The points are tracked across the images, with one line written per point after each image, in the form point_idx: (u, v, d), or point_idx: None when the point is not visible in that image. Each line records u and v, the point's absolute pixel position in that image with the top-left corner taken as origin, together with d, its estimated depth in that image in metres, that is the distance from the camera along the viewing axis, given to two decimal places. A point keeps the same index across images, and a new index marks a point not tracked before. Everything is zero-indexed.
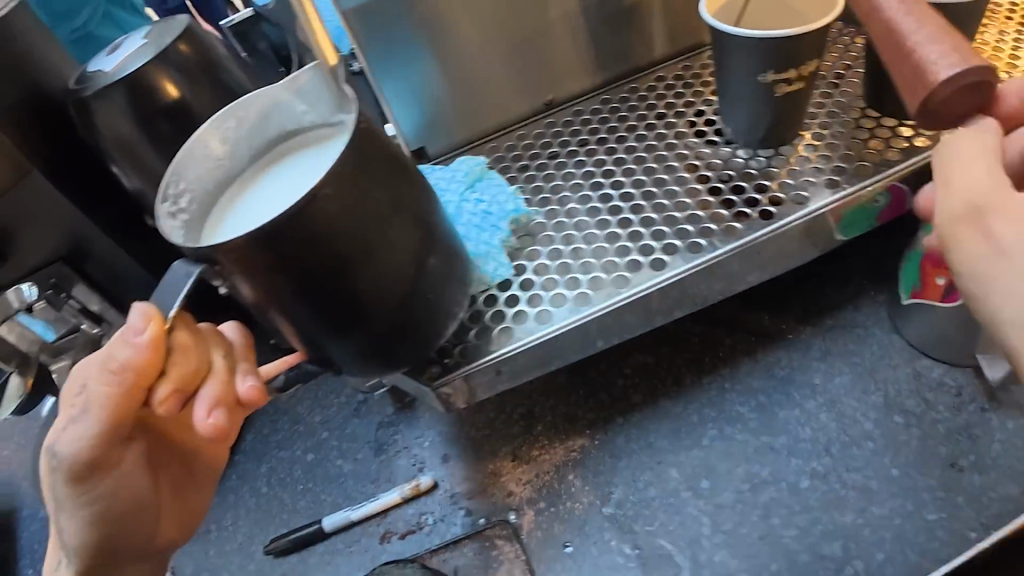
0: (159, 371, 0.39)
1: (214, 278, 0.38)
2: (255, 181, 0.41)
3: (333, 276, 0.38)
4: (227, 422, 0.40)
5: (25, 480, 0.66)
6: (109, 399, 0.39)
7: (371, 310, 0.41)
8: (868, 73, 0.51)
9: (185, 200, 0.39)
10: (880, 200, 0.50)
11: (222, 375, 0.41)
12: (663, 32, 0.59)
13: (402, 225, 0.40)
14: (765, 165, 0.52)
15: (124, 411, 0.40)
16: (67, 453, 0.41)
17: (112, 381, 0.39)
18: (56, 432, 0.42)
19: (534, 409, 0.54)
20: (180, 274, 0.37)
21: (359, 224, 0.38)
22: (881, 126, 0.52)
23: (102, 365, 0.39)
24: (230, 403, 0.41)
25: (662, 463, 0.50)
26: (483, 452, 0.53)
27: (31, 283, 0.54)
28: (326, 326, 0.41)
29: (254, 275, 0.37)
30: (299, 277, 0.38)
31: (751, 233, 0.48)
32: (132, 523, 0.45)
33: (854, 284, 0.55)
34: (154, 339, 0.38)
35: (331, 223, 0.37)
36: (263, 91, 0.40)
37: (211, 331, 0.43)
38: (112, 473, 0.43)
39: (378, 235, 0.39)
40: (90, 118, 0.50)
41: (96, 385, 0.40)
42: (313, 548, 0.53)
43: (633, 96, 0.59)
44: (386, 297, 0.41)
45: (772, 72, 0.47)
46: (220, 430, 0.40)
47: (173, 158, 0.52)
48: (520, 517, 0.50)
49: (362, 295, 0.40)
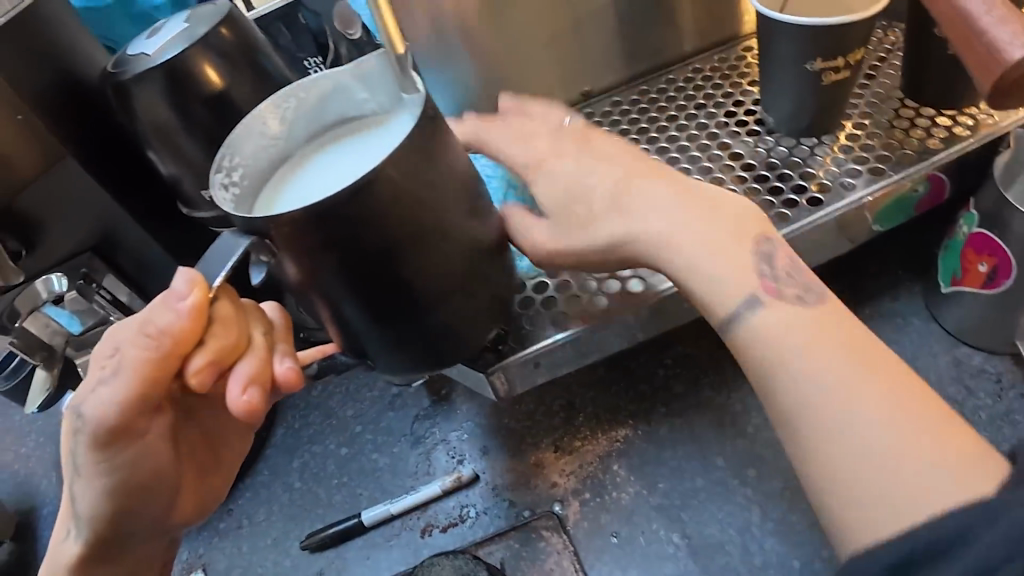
0: (198, 339, 0.38)
1: (262, 252, 0.35)
2: (310, 160, 0.41)
3: (386, 261, 0.36)
4: (261, 402, 0.39)
5: (45, 478, 0.66)
6: (144, 363, 0.37)
7: (416, 308, 0.39)
8: (906, 63, 0.52)
9: (240, 173, 0.39)
10: (919, 188, 0.51)
11: (262, 352, 0.40)
12: (698, 23, 0.60)
13: (460, 222, 0.38)
14: (809, 153, 0.52)
15: (156, 379, 0.38)
16: (92, 417, 0.38)
17: (147, 346, 0.37)
18: (83, 394, 0.39)
19: (575, 400, 0.54)
20: (230, 244, 0.35)
21: (420, 208, 0.35)
22: (920, 115, 0.52)
23: (138, 328, 0.37)
24: (266, 382, 0.40)
25: (707, 452, 0.50)
26: (525, 444, 0.53)
27: (60, 273, 0.54)
28: (373, 317, 0.38)
29: (305, 256, 0.34)
30: (350, 259, 0.35)
31: (800, 220, 0.48)
32: (150, 500, 0.42)
33: (891, 274, 0.55)
34: (197, 306, 0.36)
35: (391, 205, 0.34)
36: (329, 74, 0.40)
37: (252, 305, 0.42)
38: (138, 442, 0.40)
39: (433, 229, 0.36)
40: (129, 102, 0.50)
41: (131, 348, 0.37)
42: (350, 544, 0.52)
43: (670, 87, 0.59)
44: (438, 288, 0.38)
45: (820, 61, 0.47)
46: (252, 409, 0.39)
47: (207, 143, 0.51)
48: (566, 507, 0.49)
49: (412, 284, 0.37)
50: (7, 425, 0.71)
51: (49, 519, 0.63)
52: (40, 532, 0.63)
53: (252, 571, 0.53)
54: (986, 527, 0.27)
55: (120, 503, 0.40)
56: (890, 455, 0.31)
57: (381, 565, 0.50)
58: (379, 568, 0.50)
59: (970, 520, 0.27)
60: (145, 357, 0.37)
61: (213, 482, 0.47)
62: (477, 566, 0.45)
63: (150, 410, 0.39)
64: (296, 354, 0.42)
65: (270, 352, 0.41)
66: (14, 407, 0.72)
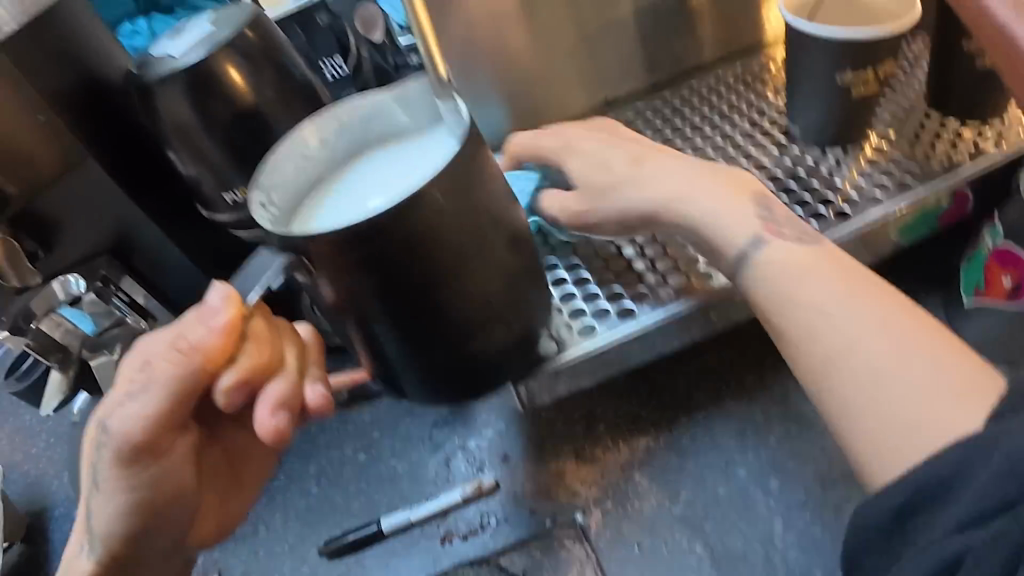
0: (230, 356, 0.38)
1: (299, 270, 0.36)
2: (343, 181, 0.41)
3: (425, 286, 0.36)
4: (287, 426, 0.39)
5: (56, 479, 0.65)
6: (174, 378, 0.38)
7: (450, 333, 0.39)
8: (932, 76, 0.52)
9: (277, 193, 0.39)
10: (944, 203, 0.50)
11: (291, 374, 0.40)
12: (722, 32, 0.60)
13: (494, 249, 0.38)
14: (834, 165, 0.52)
15: (186, 394, 0.38)
16: (118, 428, 0.38)
17: (178, 360, 0.37)
18: (110, 407, 0.39)
19: (595, 409, 0.54)
20: (265, 263, 0.36)
21: (461, 233, 0.36)
22: (946, 128, 0.52)
23: (171, 342, 0.38)
24: (294, 405, 0.40)
25: (730, 462, 0.50)
26: (545, 452, 0.52)
27: (77, 275, 0.54)
28: (409, 339, 0.38)
29: (347, 275, 0.35)
30: (390, 281, 0.35)
31: (829, 232, 0.48)
32: (170, 518, 0.41)
33: (912, 286, 0.55)
34: (230, 322, 0.37)
35: (434, 229, 0.35)
36: (369, 97, 0.41)
37: (285, 325, 0.42)
38: (163, 458, 0.40)
39: (468, 253, 0.37)
40: (152, 102, 0.49)
41: (162, 361, 0.38)
42: (369, 551, 0.52)
43: (694, 96, 0.59)
44: (474, 314, 0.39)
45: (850, 72, 0.47)
46: (278, 433, 0.39)
47: (230, 145, 0.51)
48: (588, 516, 0.49)
49: (449, 310, 0.38)
50: (16, 425, 0.70)
51: (60, 521, 0.63)
52: (50, 533, 0.62)
53: None
54: (983, 459, 0.29)
55: (141, 520, 0.40)
56: (899, 396, 0.33)
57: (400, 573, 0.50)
58: None
59: (970, 451, 0.29)
60: (174, 370, 0.38)
61: (234, 501, 0.46)
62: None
63: (175, 428, 0.40)
64: (325, 378, 0.43)
65: (300, 378, 0.41)
66: (24, 407, 0.71)
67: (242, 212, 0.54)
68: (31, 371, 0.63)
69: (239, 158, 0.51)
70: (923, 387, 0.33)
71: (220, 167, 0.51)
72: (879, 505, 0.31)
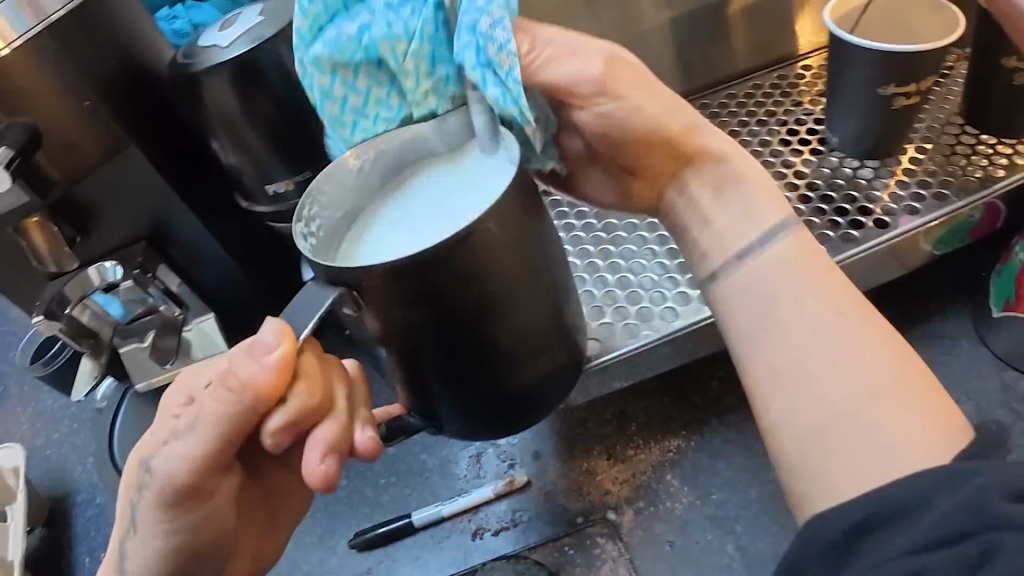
0: (281, 398, 0.35)
1: (346, 305, 0.34)
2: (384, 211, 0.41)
3: (472, 317, 0.36)
4: (336, 470, 0.37)
5: (80, 464, 0.66)
6: (223, 418, 0.36)
7: (485, 363, 0.39)
8: (969, 90, 0.53)
9: (317, 224, 0.39)
10: (975, 216, 0.51)
11: (341, 417, 0.38)
12: (759, 40, 0.60)
13: (537, 280, 0.38)
14: (871, 177, 0.53)
15: (233, 435, 0.37)
16: (164, 469, 0.37)
17: (228, 399, 0.35)
18: (154, 446, 0.39)
19: (626, 409, 0.54)
20: (316, 297, 0.33)
21: (510, 266, 0.36)
22: (980, 142, 0.53)
23: (220, 380, 0.35)
24: (342, 449, 0.38)
25: (760, 465, 0.51)
26: (577, 450, 0.53)
27: (115, 261, 0.54)
28: (450, 366, 0.38)
29: (396, 308, 0.34)
30: (440, 312, 0.35)
31: (867, 243, 0.49)
32: (207, 556, 0.41)
33: (940, 297, 0.56)
34: (284, 361, 0.34)
35: (486, 262, 0.35)
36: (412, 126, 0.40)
37: (334, 359, 0.40)
38: (207, 501, 0.39)
39: (514, 285, 0.36)
40: (197, 91, 0.49)
41: (209, 401, 0.36)
42: (399, 544, 0.52)
43: (731, 102, 0.60)
44: (517, 343, 0.39)
45: (893, 86, 0.48)
46: (328, 478, 0.37)
47: (272, 136, 0.51)
48: (620, 515, 0.50)
49: (493, 339, 0.38)
50: (39, 410, 0.70)
51: (82, 506, 0.63)
52: (73, 519, 0.62)
53: (297, 567, 0.53)
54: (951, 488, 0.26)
55: (180, 561, 0.40)
56: (867, 422, 0.29)
57: (431, 567, 0.50)
58: (430, 569, 0.50)
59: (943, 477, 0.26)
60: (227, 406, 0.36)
61: (268, 539, 0.45)
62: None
63: (220, 469, 0.38)
64: (373, 420, 0.41)
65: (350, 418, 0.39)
66: (46, 392, 0.71)
67: (283, 204, 0.54)
68: (58, 356, 0.63)
69: (282, 150, 0.51)
70: (894, 415, 0.29)
71: (262, 159, 0.52)
72: (822, 525, 0.28)
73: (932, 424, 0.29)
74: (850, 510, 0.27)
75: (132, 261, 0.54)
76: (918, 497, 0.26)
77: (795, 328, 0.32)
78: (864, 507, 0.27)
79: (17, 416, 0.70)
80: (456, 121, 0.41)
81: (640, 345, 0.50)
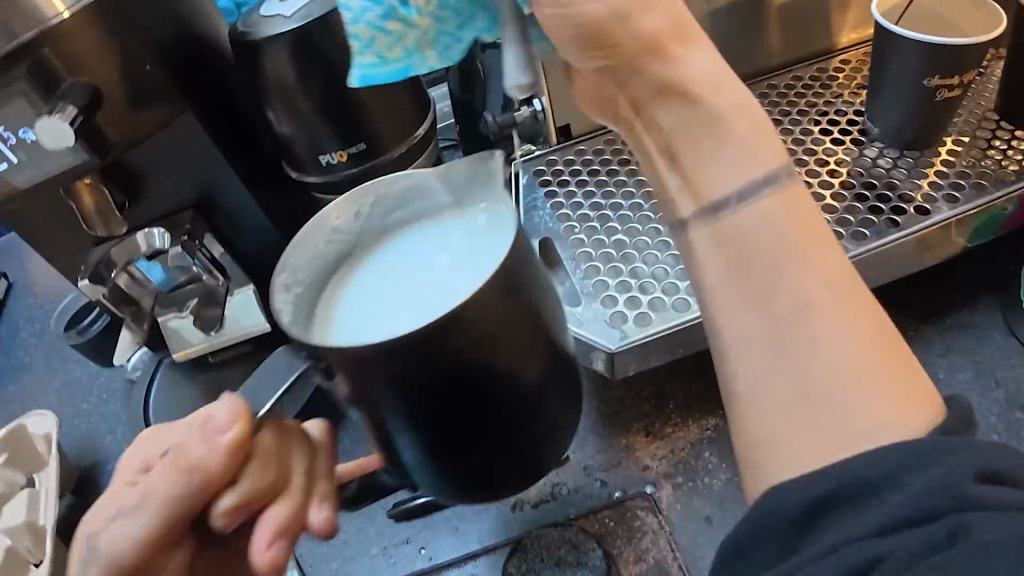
0: (230, 478, 0.34)
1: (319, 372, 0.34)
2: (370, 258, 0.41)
3: (458, 394, 0.34)
4: (285, 558, 0.35)
5: (109, 434, 0.66)
6: (173, 498, 0.34)
7: (476, 445, 0.36)
8: (1006, 86, 0.54)
9: (301, 276, 0.39)
10: (1008, 208, 0.52)
11: (298, 495, 0.36)
12: (800, 34, 0.62)
13: (530, 356, 0.35)
14: (910, 168, 0.54)
15: (180, 516, 0.34)
16: (108, 551, 0.35)
17: (176, 478, 0.34)
18: (98, 522, 0.36)
19: (664, 388, 0.55)
20: (283, 363, 0.35)
21: (497, 343, 0.33)
22: (1015, 138, 0.55)
23: (170, 455, 0.34)
24: (296, 531, 0.36)
25: None
26: (616, 427, 0.54)
27: (163, 229, 0.55)
28: (436, 443, 0.35)
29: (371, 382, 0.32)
30: (420, 390, 0.33)
31: (904, 231, 0.50)
32: None
33: (970, 289, 0.58)
34: (237, 441, 0.34)
35: (472, 338, 0.32)
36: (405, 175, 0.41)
37: (297, 429, 0.38)
38: None
39: (503, 361, 0.34)
40: (257, 58, 0.49)
41: (159, 474, 0.34)
42: (438, 514, 0.52)
43: (772, 93, 0.61)
44: (506, 419, 0.36)
45: (937, 78, 0.49)
46: (275, 566, 0.35)
47: (327, 106, 0.51)
48: (659, 490, 0.50)
49: (480, 415, 0.35)
50: (67, 381, 0.70)
51: (112, 475, 0.63)
52: (103, 487, 0.62)
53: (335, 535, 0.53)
54: (922, 467, 0.25)
55: None
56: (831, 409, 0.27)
57: (471, 538, 0.51)
58: (470, 539, 0.51)
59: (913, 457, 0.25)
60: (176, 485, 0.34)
61: None
62: (588, 544, 0.47)
63: (169, 546, 0.36)
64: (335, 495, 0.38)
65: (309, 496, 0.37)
66: (74, 363, 0.72)
67: (332, 174, 0.55)
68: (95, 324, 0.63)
69: (335, 121, 0.52)
70: (856, 384, 0.27)
71: (315, 130, 0.52)
72: (780, 506, 0.27)
73: (898, 395, 0.27)
74: (801, 491, 0.26)
75: (180, 228, 0.54)
76: (884, 474, 0.25)
77: (778, 294, 0.28)
78: (823, 489, 0.26)
79: (45, 387, 0.71)
80: (461, 171, 0.41)
81: (680, 323, 0.45)
